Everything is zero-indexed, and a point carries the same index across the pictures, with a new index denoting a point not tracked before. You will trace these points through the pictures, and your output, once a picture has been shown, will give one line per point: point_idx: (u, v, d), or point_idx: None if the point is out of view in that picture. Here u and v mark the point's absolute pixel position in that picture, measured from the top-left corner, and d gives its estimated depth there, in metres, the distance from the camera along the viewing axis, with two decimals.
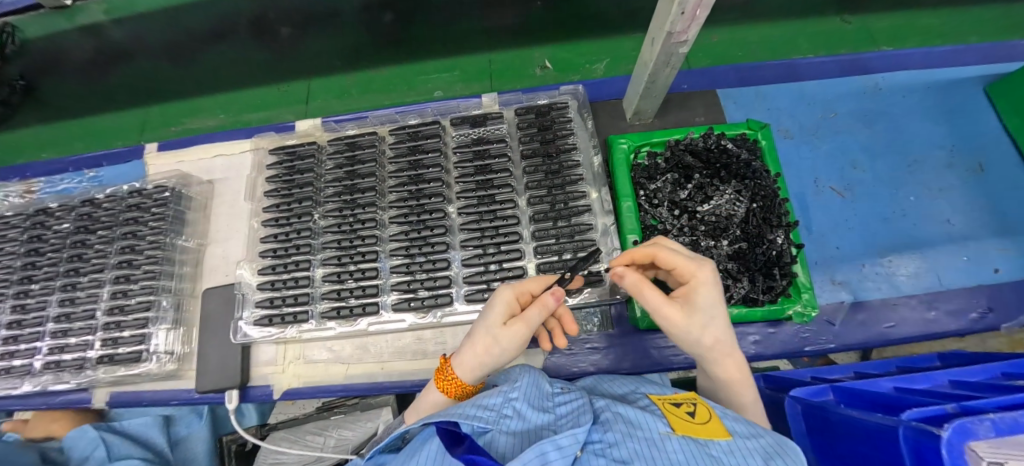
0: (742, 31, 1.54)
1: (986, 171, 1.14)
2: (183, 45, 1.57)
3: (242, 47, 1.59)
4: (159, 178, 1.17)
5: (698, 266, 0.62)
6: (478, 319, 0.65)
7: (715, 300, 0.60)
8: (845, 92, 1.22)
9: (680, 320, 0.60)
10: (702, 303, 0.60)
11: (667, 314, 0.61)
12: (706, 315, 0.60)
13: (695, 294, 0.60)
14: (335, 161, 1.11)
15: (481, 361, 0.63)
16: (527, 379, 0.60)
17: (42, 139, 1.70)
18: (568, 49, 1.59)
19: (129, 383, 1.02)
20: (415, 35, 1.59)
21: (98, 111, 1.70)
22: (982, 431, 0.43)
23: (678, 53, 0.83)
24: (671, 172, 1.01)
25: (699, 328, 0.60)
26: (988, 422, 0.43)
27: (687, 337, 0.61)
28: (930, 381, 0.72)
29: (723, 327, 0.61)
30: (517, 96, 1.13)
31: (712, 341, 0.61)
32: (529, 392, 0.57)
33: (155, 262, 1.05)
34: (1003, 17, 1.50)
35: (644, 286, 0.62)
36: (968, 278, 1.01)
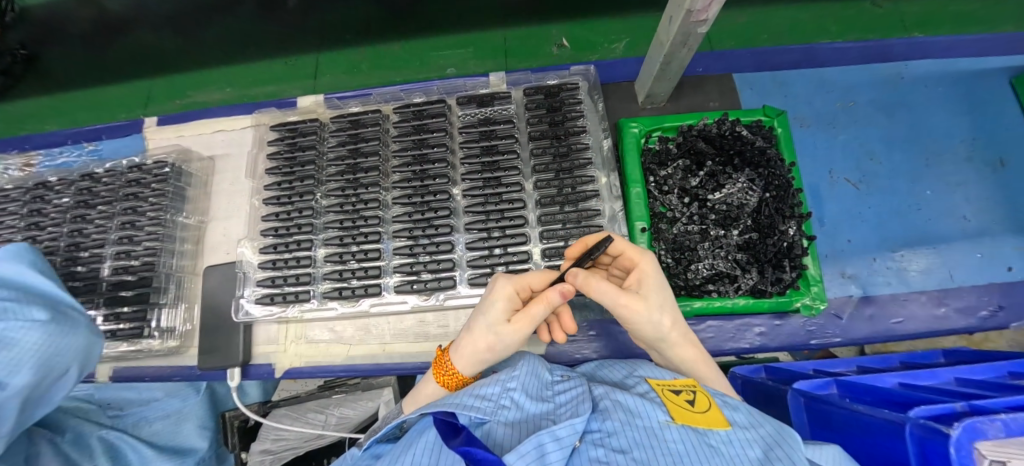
0: (763, 13, 1.48)
1: (1007, 166, 1.11)
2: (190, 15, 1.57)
3: (248, 17, 1.57)
4: (159, 153, 1.14)
5: (640, 254, 0.67)
6: (480, 308, 0.63)
7: (662, 283, 0.66)
8: (866, 80, 1.18)
9: (642, 306, 0.62)
10: (653, 285, 0.64)
11: (630, 304, 0.61)
12: (659, 296, 0.63)
13: (644, 279, 0.64)
14: (338, 139, 1.08)
15: (482, 348, 0.61)
16: (525, 368, 0.60)
17: (39, 111, 1.64)
18: (585, 27, 1.54)
19: (131, 359, 1.02)
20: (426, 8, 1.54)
21: (95, 83, 1.63)
22: (993, 431, 0.41)
23: (696, 33, 0.79)
24: (682, 159, 0.98)
25: (658, 311, 0.63)
26: (999, 423, 0.42)
27: (648, 323, 0.63)
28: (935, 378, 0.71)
29: (672, 308, 0.65)
30: (526, 75, 1.09)
31: (669, 324, 0.64)
32: (527, 382, 0.57)
33: (156, 239, 1.04)
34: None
35: (599, 280, 0.61)
36: (981, 276, 0.99)
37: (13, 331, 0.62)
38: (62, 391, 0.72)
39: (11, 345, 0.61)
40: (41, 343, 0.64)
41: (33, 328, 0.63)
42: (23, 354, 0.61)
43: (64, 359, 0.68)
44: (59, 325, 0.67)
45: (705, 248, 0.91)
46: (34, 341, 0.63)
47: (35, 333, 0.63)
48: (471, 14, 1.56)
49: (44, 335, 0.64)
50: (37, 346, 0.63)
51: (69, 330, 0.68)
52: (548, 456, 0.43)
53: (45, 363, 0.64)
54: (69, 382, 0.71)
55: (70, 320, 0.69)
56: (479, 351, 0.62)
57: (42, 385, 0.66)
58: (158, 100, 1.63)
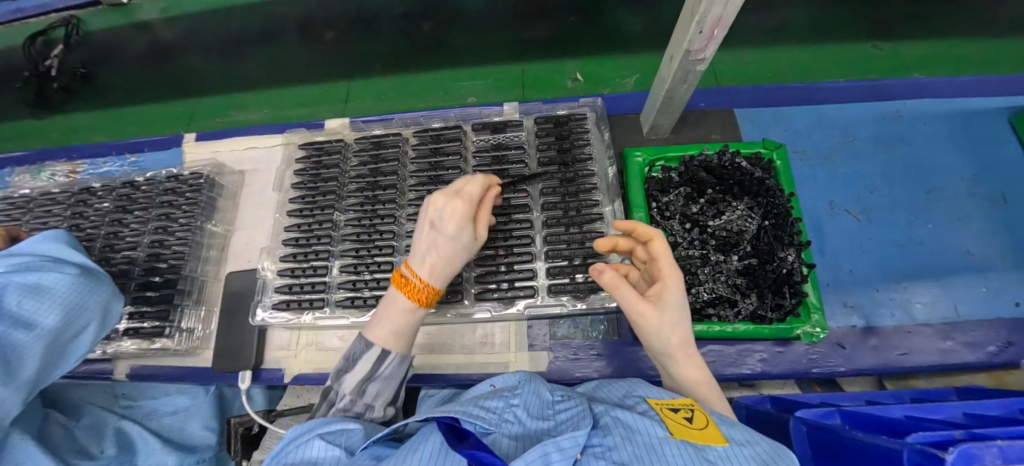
0: (766, 54, 1.56)
1: (1010, 202, 1.12)
2: (236, 42, 1.69)
3: (285, 47, 1.71)
4: (195, 165, 1.23)
5: (669, 268, 0.66)
6: (447, 236, 0.73)
7: (681, 303, 0.65)
8: (865, 117, 1.23)
9: (650, 319, 0.64)
10: (671, 305, 0.64)
11: (640, 312, 0.65)
12: (672, 315, 0.64)
13: (664, 295, 0.65)
14: (360, 159, 1.16)
15: (453, 260, 0.75)
16: (525, 387, 0.62)
17: (90, 124, 1.79)
18: (598, 63, 1.63)
19: (150, 357, 1.07)
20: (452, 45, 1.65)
21: (145, 101, 1.78)
22: (989, 457, 0.47)
23: (695, 71, 0.87)
24: (684, 186, 1.02)
25: (666, 329, 0.64)
26: (996, 449, 0.47)
27: (654, 335, 0.65)
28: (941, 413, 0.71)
29: (686, 329, 0.65)
30: (538, 105, 1.17)
31: (677, 341, 0.65)
32: (529, 399, 0.60)
33: (185, 244, 1.11)
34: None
35: (622, 284, 0.66)
36: (988, 310, 0.99)
37: (47, 278, 0.71)
38: (80, 351, 0.77)
39: (46, 289, 0.71)
40: (69, 291, 0.73)
41: (65, 277, 0.73)
42: (52, 297, 0.70)
43: (88, 312, 0.76)
44: (86, 278, 0.76)
45: (706, 272, 0.94)
46: (63, 287, 0.72)
47: (66, 281, 0.73)
48: (492, 49, 1.67)
49: (73, 285, 0.74)
50: (65, 292, 0.72)
51: (95, 285, 0.78)
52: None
53: (70, 311, 0.73)
54: (89, 339, 0.77)
55: (96, 279, 0.78)
56: (452, 266, 0.75)
57: (67, 334, 0.73)
58: (201, 117, 1.75)
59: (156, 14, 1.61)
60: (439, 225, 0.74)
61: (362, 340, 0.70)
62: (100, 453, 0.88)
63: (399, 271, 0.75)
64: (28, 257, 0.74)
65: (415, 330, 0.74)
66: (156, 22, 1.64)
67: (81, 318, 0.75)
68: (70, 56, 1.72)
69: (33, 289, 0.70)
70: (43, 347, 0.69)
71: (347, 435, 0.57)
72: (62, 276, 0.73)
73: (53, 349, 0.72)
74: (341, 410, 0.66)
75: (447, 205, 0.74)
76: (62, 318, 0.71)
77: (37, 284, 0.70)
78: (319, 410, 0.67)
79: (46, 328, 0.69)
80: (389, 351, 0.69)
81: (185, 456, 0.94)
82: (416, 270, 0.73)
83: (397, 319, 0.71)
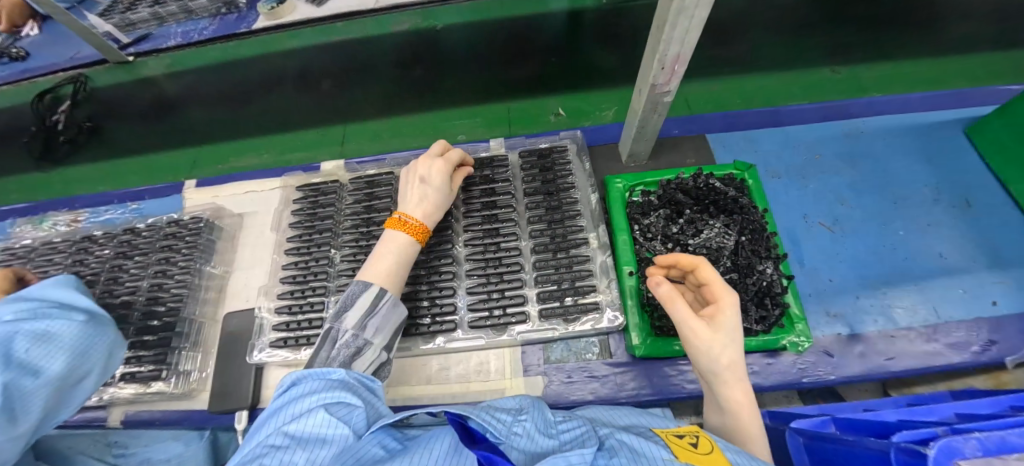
0: (735, 82, 1.67)
1: (973, 207, 1.18)
2: (237, 92, 1.69)
3: (288, 96, 1.72)
4: (197, 210, 1.28)
5: (724, 291, 0.69)
6: (436, 186, 0.92)
7: (736, 327, 0.66)
8: (828, 136, 1.31)
9: (705, 334, 0.64)
10: (726, 325, 0.65)
11: (694, 325, 0.65)
12: (728, 336, 0.64)
13: (719, 316, 0.66)
14: (355, 198, 1.21)
15: (439, 207, 0.92)
16: (532, 408, 0.64)
17: (94, 176, 1.87)
18: (580, 99, 1.74)
19: (144, 403, 1.06)
20: (444, 85, 1.70)
21: (146, 150, 1.88)
22: (970, 450, 0.50)
23: (662, 102, 0.94)
24: (663, 208, 1.07)
25: (720, 347, 0.63)
26: (975, 441, 0.51)
27: (705, 353, 0.64)
28: (934, 414, 0.73)
29: (739, 353, 0.65)
30: (521, 140, 1.24)
31: (728, 364, 0.64)
32: (536, 418, 0.61)
33: (184, 286, 1.14)
34: (989, 67, 1.59)
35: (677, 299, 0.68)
36: (967, 311, 1.03)
37: (55, 326, 0.75)
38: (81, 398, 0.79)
39: (53, 336, 0.74)
40: (77, 337, 0.77)
41: (72, 324, 0.77)
42: (58, 344, 0.74)
43: (91, 358, 0.80)
44: (91, 325, 0.81)
45: None
46: (70, 334, 0.76)
47: (72, 328, 0.77)
48: (480, 88, 1.73)
49: (78, 332, 0.78)
50: (72, 339, 0.76)
51: (99, 332, 0.82)
52: None
53: (76, 356, 0.76)
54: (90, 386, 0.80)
55: (100, 325, 0.83)
56: (440, 212, 0.92)
57: (72, 379, 0.76)
58: (200, 165, 1.85)
59: (161, 70, 1.57)
60: (428, 180, 0.92)
61: (360, 283, 0.75)
62: None
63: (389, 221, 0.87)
64: (36, 303, 0.78)
65: (408, 273, 0.82)
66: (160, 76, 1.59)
67: (88, 362, 0.78)
68: (76, 112, 1.70)
69: (42, 336, 0.73)
70: (49, 393, 0.70)
71: (349, 415, 0.51)
72: (70, 322, 0.77)
73: (59, 394, 0.74)
74: (343, 347, 0.69)
75: (432, 162, 0.93)
76: (71, 362, 0.74)
77: (45, 331, 0.74)
78: (322, 348, 0.69)
79: (52, 375, 0.71)
80: (385, 290, 0.76)
81: None
82: (410, 215, 0.87)
83: (395, 256, 0.81)
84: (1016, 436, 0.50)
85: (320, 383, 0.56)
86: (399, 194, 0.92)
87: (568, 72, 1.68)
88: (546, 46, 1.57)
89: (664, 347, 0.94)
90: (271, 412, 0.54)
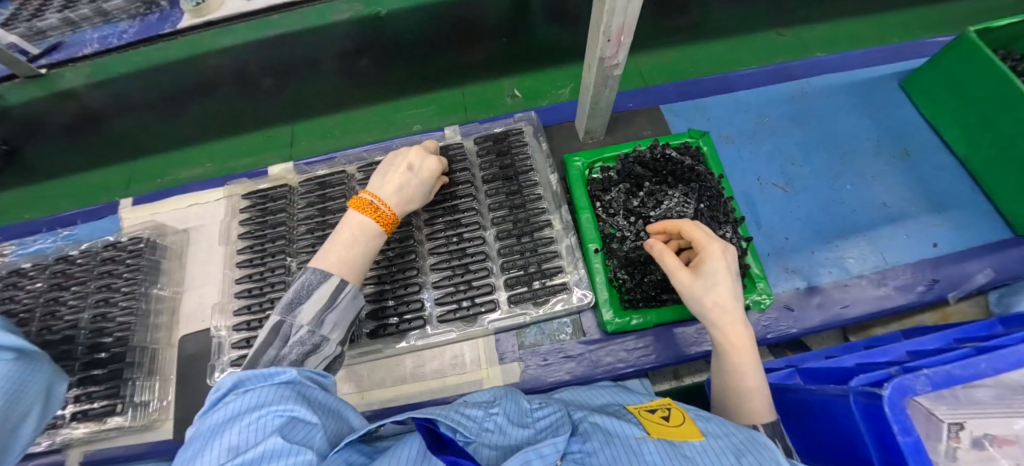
0: (686, 49, 1.67)
1: (911, 155, 1.24)
2: (172, 100, 1.55)
3: (225, 98, 1.58)
4: (135, 230, 1.19)
5: (709, 241, 0.73)
6: (421, 179, 0.88)
7: (721, 271, 0.69)
8: (776, 98, 1.34)
9: (686, 282, 0.71)
10: (708, 271, 0.70)
11: (678, 275, 0.73)
12: (709, 279, 0.69)
13: (703, 263, 0.71)
14: (307, 200, 1.15)
15: (414, 201, 0.88)
16: (506, 398, 0.63)
17: (23, 202, 1.73)
18: (535, 78, 1.71)
19: (100, 441, 0.99)
20: (395, 73, 1.62)
21: (79, 171, 1.74)
22: (920, 386, 0.51)
23: (613, 76, 0.93)
24: (623, 183, 1.07)
25: (701, 291, 0.69)
26: (925, 377, 0.51)
27: (692, 299, 0.70)
28: (890, 355, 0.77)
29: (725, 295, 0.67)
30: (476, 125, 1.21)
31: (715, 305, 0.68)
32: (509, 409, 0.61)
33: (131, 313, 1.06)
34: (920, 19, 1.66)
35: (668, 255, 0.76)
36: (911, 254, 1.09)
37: None
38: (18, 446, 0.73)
39: None
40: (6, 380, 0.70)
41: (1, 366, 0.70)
42: None
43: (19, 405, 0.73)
44: (22, 363, 0.75)
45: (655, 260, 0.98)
46: None
47: None
48: (431, 74, 1.67)
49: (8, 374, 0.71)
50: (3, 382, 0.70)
51: (28, 372, 0.76)
52: None
53: None
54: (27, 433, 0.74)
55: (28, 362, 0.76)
56: (413, 207, 0.88)
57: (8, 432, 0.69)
58: (140, 180, 1.74)
59: (82, 80, 1.38)
60: (416, 169, 0.88)
61: (316, 272, 0.69)
62: None
63: (360, 199, 0.80)
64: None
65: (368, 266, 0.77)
66: (82, 88, 1.41)
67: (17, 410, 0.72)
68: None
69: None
70: None
71: (308, 436, 0.46)
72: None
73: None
74: (297, 345, 0.64)
75: (427, 156, 0.90)
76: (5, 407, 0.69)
77: None
78: (271, 346, 0.63)
79: None
80: (347, 281, 0.71)
81: None
82: (389, 200, 0.82)
83: (362, 247, 0.75)
84: (956, 370, 0.52)
85: (275, 394, 0.48)
86: (380, 172, 0.86)
87: (521, 52, 1.63)
88: (495, 27, 1.50)
89: (633, 320, 0.96)
90: (211, 430, 0.45)
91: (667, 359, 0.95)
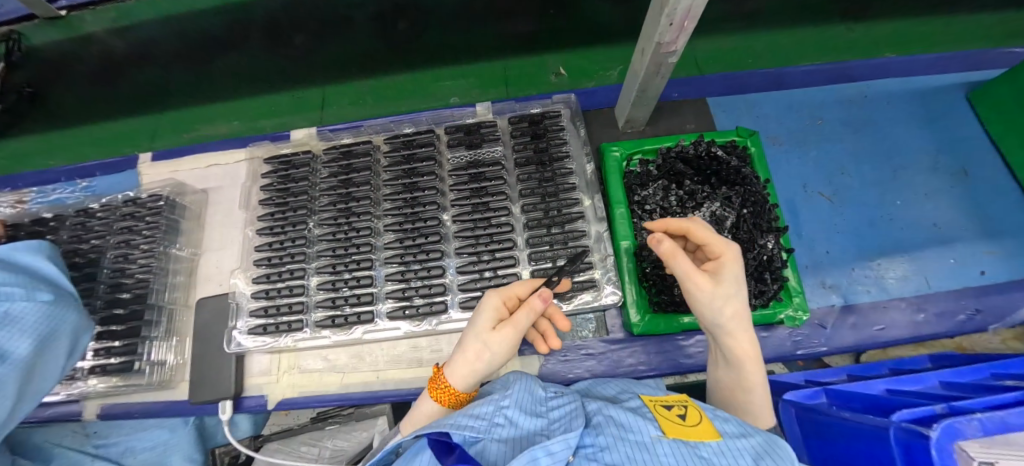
0: (739, 38, 1.55)
1: (970, 175, 1.16)
2: (199, 48, 1.56)
3: (253, 54, 1.57)
4: (154, 187, 1.16)
5: (722, 245, 0.64)
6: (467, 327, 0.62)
7: (738, 277, 0.62)
8: (832, 100, 1.25)
9: (708, 287, 0.59)
10: (729, 277, 0.60)
11: (699, 280, 0.59)
12: (732, 286, 0.59)
13: (721, 269, 0.61)
14: (330, 170, 1.11)
15: (479, 364, 0.60)
16: (519, 387, 0.59)
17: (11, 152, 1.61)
18: (582, 56, 1.53)
19: (120, 394, 1.01)
20: (427, 41, 1.55)
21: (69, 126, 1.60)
22: (971, 431, 0.46)
23: (667, 63, 0.86)
24: (662, 179, 1.01)
25: (724, 298, 0.59)
26: (976, 422, 0.46)
27: (707, 308, 0.60)
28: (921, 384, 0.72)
29: (743, 303, 0.61)
30: (511, 104, 1.14)
31: (732, 315, 0.60)
32: (521, 399, 0.56)
33: (148, 271, 1.05)
34: (1003, 25, 1.51)
35: (679, 253, 0.61)
36: (957, 281, 1.03)
37: (24, 307, 0.71)
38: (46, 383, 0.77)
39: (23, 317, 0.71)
40: (43, 318, 0.73)
41: (36, 304, 0.73)
42: (28, 327, 0.71)
43: (60, 339, 0.77)
44: (66, 302, 0.79)
45: None
46: (38, 316, 0.73)
47: (43, 310, 0.73)
48: (468, 44, 1.55)
49: (47, 313, 0.74)
50: (40, 319, 0.73)
51: (67, 312, 0.79)
52: None
53: (44, 338, 0.73)
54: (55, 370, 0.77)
55: (66, 303, 0.79)
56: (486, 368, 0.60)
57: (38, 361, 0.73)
58: (164, 132, 1.60)
59: (105, 23, 1.53)
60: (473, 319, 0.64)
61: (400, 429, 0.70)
62: None
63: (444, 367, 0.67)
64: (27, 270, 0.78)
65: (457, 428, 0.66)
66: (101, 32, 1.55)
67: (55, 344, 0.76)
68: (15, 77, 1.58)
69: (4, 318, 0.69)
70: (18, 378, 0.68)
71: None
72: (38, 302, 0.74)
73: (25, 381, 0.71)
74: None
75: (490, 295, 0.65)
76: (44, 343, 0.73)
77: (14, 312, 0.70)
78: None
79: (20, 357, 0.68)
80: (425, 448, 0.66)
81: None
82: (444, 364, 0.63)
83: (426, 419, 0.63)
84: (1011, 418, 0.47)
85: None
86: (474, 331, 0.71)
87: (564, 28, 1.53)
88: None
89: (661, 324, 0.92)
90: None
91: (692, 366, 0.93)
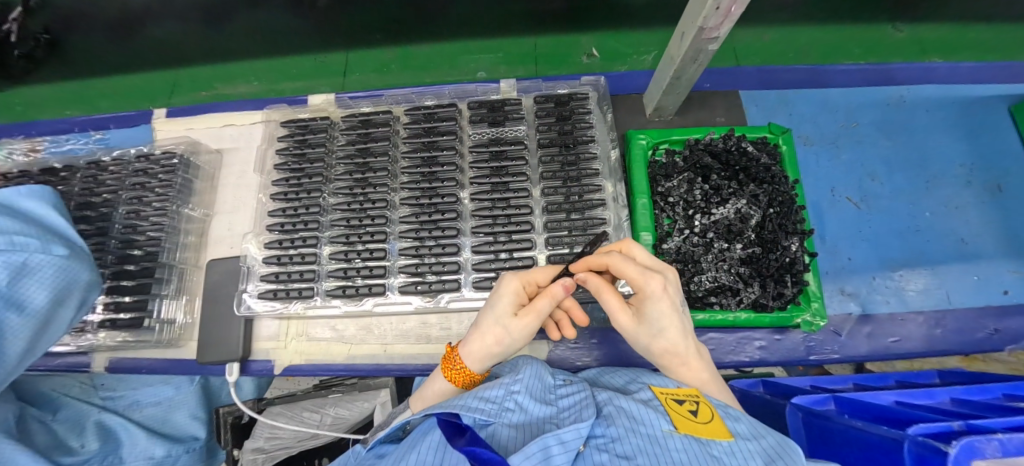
0: (775, 31, 1.49)
1: (1003, 192, 1.12)
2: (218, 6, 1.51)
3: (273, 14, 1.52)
4: (168, 144, 1.14)
5: (642, 278, 0.56)
6: (487, 307, 0.62)
7: (664, 313, 0.56)
8: (867, 102, 1.20)
9: (630, 327, 0.60)
10: (649, 316, 0.56)
11: (620, 321, 0.60)
12: (653, 327, 0.57)
13: (643, 305, 0.57)
14: (348, 138, 1.08)
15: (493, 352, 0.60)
16: (530, 371, 0.57)
17: (33, 101, 1.60)
18: (615, 38, 1.49)
19: (129, 349, 1.02)
20: (457, 12, 1.50)
21: (88, 77, 1.59)
22: (990, 452, 0.39)
23: (706, 50, 0.81)
24: (688, 171, 0.99)
25: (646, 337, 0.59)
26: (999, 442, 0.39)
27: (638, 343, 0.61)
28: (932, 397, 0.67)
29: (675, 339, 0.57)
30: (537, 83, 1.10)
31: (662, 351, 0.59)
32: (531, 384, 0.55)
33: (160, 229, 1.04)
34: None
35: (604, 290, 0.61)
36: (976, 299, 1.01)
37: (35, 259, 0.70)
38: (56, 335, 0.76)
39: (34, 269, 0.70)
40: (57, 271, 0.73)
41: (52, 258, 0.72)
42: (40, 277, 0.70)
43: (72, 293, 0.76)
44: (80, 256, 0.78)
45: (708, 261, 0.92)
46: (50, 268, 0.72)
47: (55, 262, 0.72)
48: (496, 17, 1.50)
49: (61, 266, 0.73)
50: (53, 272, 0.72)
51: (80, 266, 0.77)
52: (552, 461, 0.40)
53: (58, 290, 0.73)
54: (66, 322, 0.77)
55: (83, 260, 0.78)
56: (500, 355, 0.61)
57: (50, 313, 0.73)
58: (182, 89, 1.57)
59: None
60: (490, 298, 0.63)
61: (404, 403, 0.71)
62: (81, 448, 0.92)
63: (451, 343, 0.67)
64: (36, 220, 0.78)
65: None
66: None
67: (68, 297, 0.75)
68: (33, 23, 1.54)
69: (19, 269, 0.68)
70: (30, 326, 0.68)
71: None
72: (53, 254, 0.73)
73: (38, 331, 0.71)
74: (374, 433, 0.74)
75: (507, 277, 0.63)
76: (54, 295, 0.72)
77: (25, 263, 0.69)
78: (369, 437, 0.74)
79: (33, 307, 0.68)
80: None
81: (173, 446, 0.98)
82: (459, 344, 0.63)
83: (435, 397, 0.64)
84: None
85: None
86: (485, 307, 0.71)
87: (598, 7, 1.47)
88: None
89: None
90: None
91: None
